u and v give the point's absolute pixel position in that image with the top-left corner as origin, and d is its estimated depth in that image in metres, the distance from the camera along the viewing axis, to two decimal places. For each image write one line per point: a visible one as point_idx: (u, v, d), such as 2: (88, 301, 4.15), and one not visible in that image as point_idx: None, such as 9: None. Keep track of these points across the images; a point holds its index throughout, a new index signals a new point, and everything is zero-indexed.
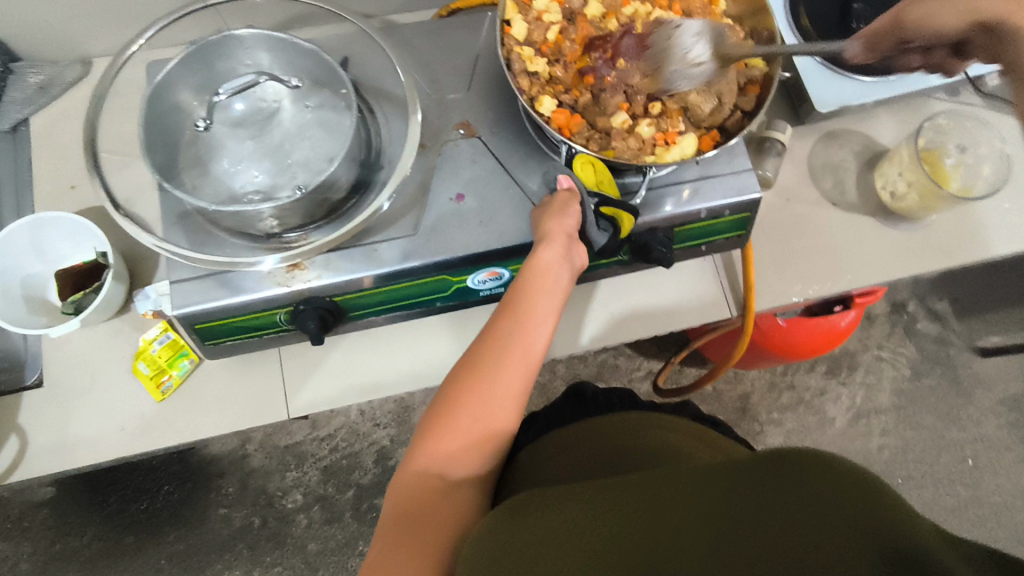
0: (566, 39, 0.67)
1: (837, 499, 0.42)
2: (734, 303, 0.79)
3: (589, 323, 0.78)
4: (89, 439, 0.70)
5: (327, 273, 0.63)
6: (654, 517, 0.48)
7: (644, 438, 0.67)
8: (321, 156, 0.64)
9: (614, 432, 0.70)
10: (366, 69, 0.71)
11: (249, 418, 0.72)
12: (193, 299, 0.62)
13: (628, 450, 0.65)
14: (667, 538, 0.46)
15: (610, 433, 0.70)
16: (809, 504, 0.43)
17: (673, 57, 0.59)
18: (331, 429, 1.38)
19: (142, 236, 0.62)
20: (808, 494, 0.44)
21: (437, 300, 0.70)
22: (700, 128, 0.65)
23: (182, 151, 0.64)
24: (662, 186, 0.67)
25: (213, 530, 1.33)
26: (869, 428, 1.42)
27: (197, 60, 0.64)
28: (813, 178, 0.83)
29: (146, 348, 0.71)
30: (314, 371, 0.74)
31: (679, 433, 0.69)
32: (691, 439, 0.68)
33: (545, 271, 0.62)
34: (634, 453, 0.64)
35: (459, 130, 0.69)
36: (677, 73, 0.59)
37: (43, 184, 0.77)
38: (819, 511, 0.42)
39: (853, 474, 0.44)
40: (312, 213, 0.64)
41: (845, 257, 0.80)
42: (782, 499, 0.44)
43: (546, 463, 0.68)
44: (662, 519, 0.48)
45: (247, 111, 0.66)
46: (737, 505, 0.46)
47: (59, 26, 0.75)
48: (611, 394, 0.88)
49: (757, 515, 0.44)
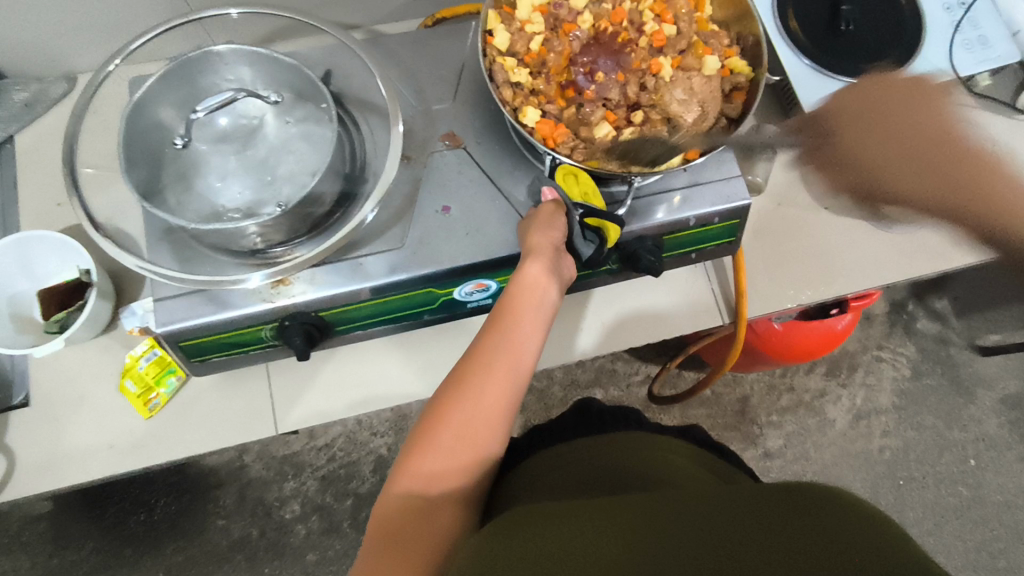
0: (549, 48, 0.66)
1: (837, 539, 0.43)
2: (726, 310, 0.79)
3: (584, 332, 0.77)
4: (76, 458, 0.69)
5: (313, 287, 0.63)
6: (647, 532, 0.48)
7: (640, 459, 0.66)
8: (305, 169, 0.63)
9: (611, 450, 0.69)
10: (350, 80, 0.71)
11: (238, 434, 0.71)
12: (177, 317, 0.61)
13: (626, 474, 0.64)
14: (657, 550, 0.46)
15: (606, 453, 0.68)
16: (806, 537, 0.44)
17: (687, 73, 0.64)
18: (328, 439, 1.37)
19: (124, 257, 0.61)
20: (814, 530, 0.44)
21: (425, 313, 0.70)
22: (686, 137, 0.64)
23: (164, 169, 0.63)
24: (651, 194, 0.67)
25: (212, 541, 1.33)
26: (870, 429, 1.41)
27: (177, 77, 0.63)
28: (804, 181, 0.82)
29: (133, 366, 0.70)
30: (303, 387, 0.73)
31: (677, 456, 0.68)
32: (690, 463, 0.67)
33: (533, 285, 0.61)
34: (630, 475, 0.64)
35: (445, 141, 0.68)
36: (602, 50, 0.66)
37: (29, 201, 0.77)
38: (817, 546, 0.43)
39: (862, 521, 0.45)
40: (296, 229, 0.63)
41: (839, 261, 0.79)
42: (783, 533, 0.45)
43: (541, 480, 0.67)
44: (654, 534, 0.47)
45: (231, 126, 0.65)
46: (744, 528, 0.46)
47: (43, 43, 0.75)
48: (615, 413, 0.86)
49: (755, 539, 0.44)
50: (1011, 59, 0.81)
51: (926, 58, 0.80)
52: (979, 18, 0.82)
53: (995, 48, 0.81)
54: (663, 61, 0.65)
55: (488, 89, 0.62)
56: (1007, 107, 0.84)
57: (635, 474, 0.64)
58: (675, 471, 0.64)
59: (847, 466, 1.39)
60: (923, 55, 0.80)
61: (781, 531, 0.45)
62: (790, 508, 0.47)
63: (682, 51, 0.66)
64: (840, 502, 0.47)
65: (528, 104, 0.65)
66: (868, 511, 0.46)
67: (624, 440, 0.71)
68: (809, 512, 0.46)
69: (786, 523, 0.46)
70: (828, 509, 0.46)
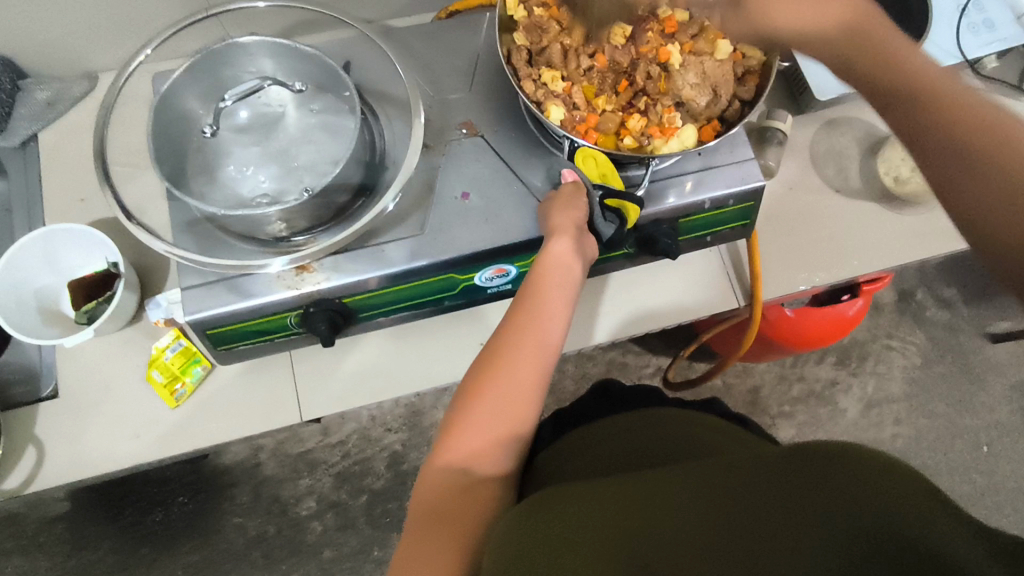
0: (566, 34, 0.67)
1: (883, 501, 0.42)
2: (741, 293, 0.79)
3: (602, 317, 0.78)
4: (104, 448, 0.70)
5: (336, 274, 0.64)
6: (688, 505, 0.47)
7: (675, 435, 0.66)
8: (326, 158, 0.65)
9: (645, 428, 0.69)
10: (368, 72, 0.72)
11: (262, 423, 0.72)
12: (204, 304, 0.62)
13: (662, 451, 0.64)
14: (701, 526, 0.45)
15: (641, 432, 0.68)
16: (849, 498, 0.43)
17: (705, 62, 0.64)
18: (342, 436, 1.38)
19: (153, 242, 0.62)
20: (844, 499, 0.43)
21: (445, 299, 0.71)
22: (699, 120, 0.65)
23: (188, 158, 0.64)
24: (665, 177, 0.67)
25: (228, 540, 1.33)
26: (882, 418, 1.41)
27: (202, 68, 0.64)
28: (815, 166, 0.83)
29: (159, 356, 0.71)
30: (325, 375, 0.74)
31: (711, 431, 0.68)
32: (724, 437, 0.66)
33: (556, 262, 0.62)
34: (668, 450, 0.64)
35: (462, 129, 0.70)
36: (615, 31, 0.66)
37: (54, 197, 0.78)
38: (864, 509, 0.42)
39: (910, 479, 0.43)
40: (318, 216, 0.64)
41: (851, 242, 0.80)
42: (826, 494, 0.44)
43: (577, 457, 0.67)
44: (698, 508, 0.47)
45: (252, 117, 0.66)
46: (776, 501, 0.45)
47: (64, 41, 0.76)
48: (640, 394, 0.85)
49: (789, 516, 0.44)
50: (1018, 41, 0.82)
51: (934, 42, 0.82)
52: (984, 3, 0.83)
53: (1000, 30, 0.82)
54: (673, 48, 0.64)
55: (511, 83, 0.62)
56: (1010, 88, 0.84)
57: (674, 450, 0.64)
58: (706, 444, 0.64)
59: None
60: (930, 40, 0.82)
61: (823, 497, 0.44)
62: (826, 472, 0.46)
63: (694, 36, 0.65)
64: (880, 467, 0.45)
65: (552, 99, 0.65)
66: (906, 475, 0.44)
67: (657, 416, 0.71)
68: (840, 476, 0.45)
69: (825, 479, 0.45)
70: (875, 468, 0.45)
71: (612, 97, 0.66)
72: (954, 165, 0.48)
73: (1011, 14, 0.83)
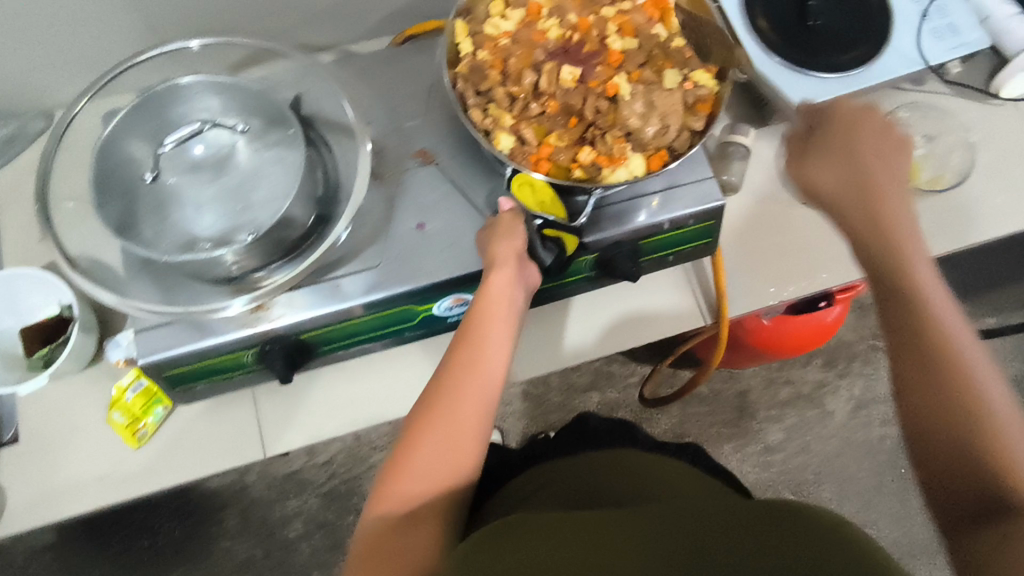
0: (511, 80, 0.66)
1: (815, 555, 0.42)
2: (708, 310, 0.78)
3: (570, 340, 0.77)
4: (69, 490, 0.70)
5: (291, 311, 0.63)
6: (626, 550, 0.47)
7: (611, 478, 0.66)
8: (279, 193, 0.62)
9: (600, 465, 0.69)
10: (321, 103, 0.71)
11: (227, 461, 0.71)
12: (158, 346, 0.62)
13: (611, 491, 0.64)
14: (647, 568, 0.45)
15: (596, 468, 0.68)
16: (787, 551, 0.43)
17: (656, 94, 0.64)
18: (328, 455, 1.37)
19: (100, 294, 0.61)
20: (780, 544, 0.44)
21: (406, 330, 0.70)
22: (647, 149, 0.63)
23: (136, 202, 0.62)
24: (628, 200, 0.67)
25: (217, 564, 1.33)
26: (870, 418, 1.40)
27: (146, 113, 0.64)
28: (782, 178, 0.82)
29: (120, 397, 0.70)
30: (290, 409, 0.73)
31: (664, 468, 0.68)
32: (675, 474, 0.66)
33: (498, 295, 0.61)
34: (619, 491, 0.63)
35: (417, 158, 0.69)
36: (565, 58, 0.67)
37: (14, 238, 0.78)
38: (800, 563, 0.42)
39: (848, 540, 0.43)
40: (270, 253, 0.63)
41: (817, 257, 0.79)
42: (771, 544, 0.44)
43: (534, 490, 0.67)
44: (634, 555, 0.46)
45: (205, 156, 0.63)
46: (716, 541, 0.46)
47: (18, 82, 0.76)
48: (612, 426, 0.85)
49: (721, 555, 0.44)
50: (983, 45, 0.81)
51: (896, 47, 0.80)
52: (947, 5, 0.82)
53: (964, 35, 0.81)
54: (620, 79, 0.65)
55: (460, 115, 0.62)
56: (980, 93, 0.84)
57: (624, 491, 0.63)
58: (657, 486, 0.63)
59: (849, 456, 1.39)
60: (893, 45, 0.80)
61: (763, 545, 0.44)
62: (771, 521, 0.47)
63: (641, 65, 0.67)
64: (823, 520, 0.46)
65: (500, 127, 0.64)
66: (852, 537, 0.44)
67: (623, 459, 0.70)
68: (783, 523, 0.46)
69: (774, 532, 0.45)
70: (827, 527, 0.45)
71: (563, 133, 0.65)
72: (924, 351, 0.52)
73: (975, 19, 0.82)
